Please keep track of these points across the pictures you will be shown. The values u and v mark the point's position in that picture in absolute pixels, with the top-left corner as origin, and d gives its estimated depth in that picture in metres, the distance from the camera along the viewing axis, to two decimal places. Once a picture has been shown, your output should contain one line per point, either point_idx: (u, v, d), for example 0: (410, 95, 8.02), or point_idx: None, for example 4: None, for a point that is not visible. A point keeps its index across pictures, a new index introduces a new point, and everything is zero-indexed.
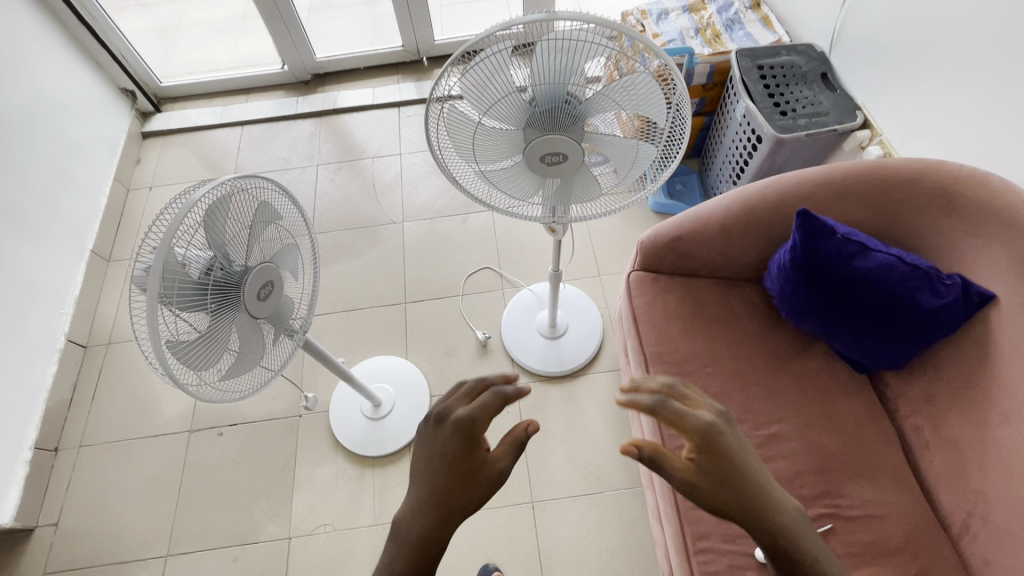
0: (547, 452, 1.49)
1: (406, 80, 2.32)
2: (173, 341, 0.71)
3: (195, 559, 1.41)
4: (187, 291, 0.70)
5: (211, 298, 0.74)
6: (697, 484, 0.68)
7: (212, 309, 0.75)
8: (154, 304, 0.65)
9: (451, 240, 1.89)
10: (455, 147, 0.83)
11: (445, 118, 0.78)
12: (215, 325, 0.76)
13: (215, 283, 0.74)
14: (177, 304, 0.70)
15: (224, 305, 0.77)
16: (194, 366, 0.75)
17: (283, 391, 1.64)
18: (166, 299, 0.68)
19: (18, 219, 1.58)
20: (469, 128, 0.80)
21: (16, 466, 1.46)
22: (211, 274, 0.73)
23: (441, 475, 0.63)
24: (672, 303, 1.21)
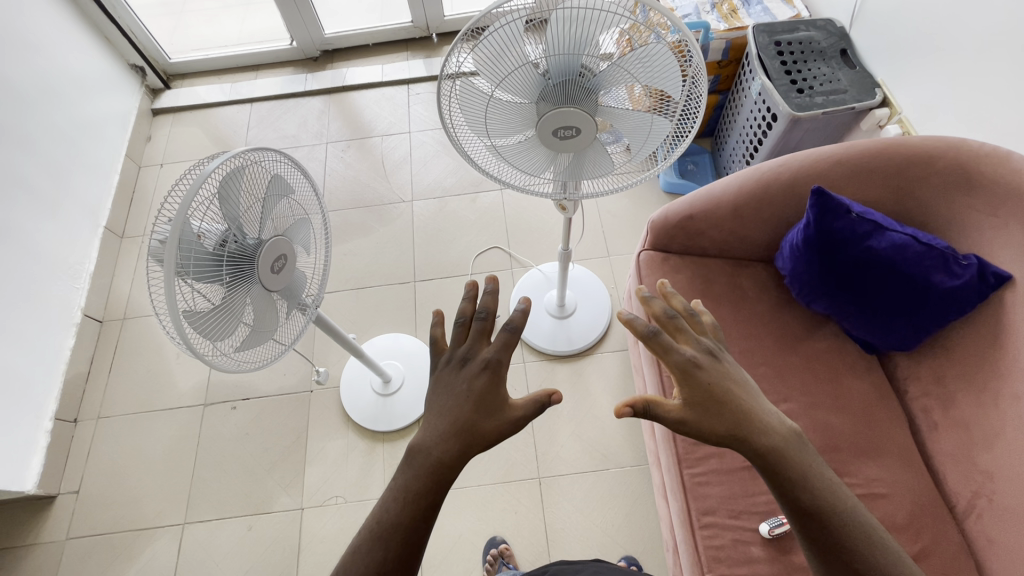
0: (555, 429, 1.51)
1: (415, 57, 2.29)
2: (190, 311, 0.73)
3: (211, 527, 1.45)
4: (203, 262, 0.71)
5: (226, 270, 0.75)
6: (687, 420, 0.67)
7: (227, 281, 0.76)
8: (172, 274, 0.66)
9: (460, 219, 1.89)
10: (467, 122, 0.82)
11: (458, 93, 0.77)
12: (231, 297, 0.77)
13: (230, 255, 0.75)
14: (195, 274, 0.71)
15: (239, 278, 0.78)
16: (212, 336, 0.77)
17: (294, 367, 1.67)
18: (182, 270, 0.69)
19: (33, 193, 1.59)
20: (481, 102, 0.79)
21: (38, 435, 1.50)
22: (225, 246, 0.74)
23: (450, 442, 0.63)
24: (683, 282, 1.21)
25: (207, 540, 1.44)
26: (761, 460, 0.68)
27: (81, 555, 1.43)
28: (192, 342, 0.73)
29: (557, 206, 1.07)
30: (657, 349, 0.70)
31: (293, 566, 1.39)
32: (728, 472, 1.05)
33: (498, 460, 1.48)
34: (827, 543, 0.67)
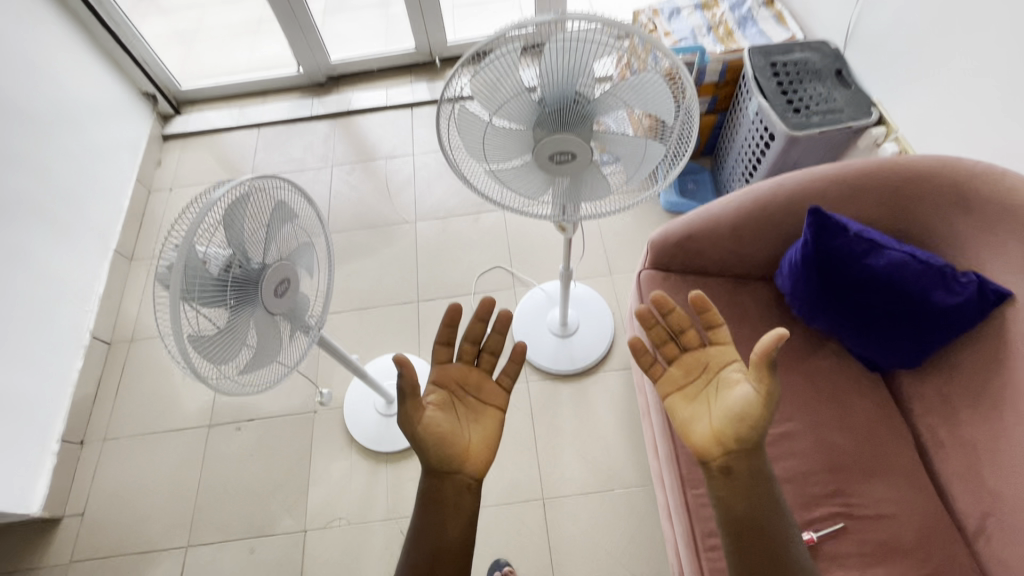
0: (559, 448, 1.50)
1: (419, 81, 2.35)
2: (196, 337, 0.73)
3: (214, 549, 1.45)
4: (208, 287, 0.73)
5: (231, 294, 0.76)
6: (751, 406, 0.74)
7: (232, 304, 0.77)
8: (177, 299, 0.68)
9: (462, 239, 1.91)
10: (465, 146, 0.83)
11: (459, 118, 0.79)
12: (234, 321, 0.78)
13: (235, 280, 0.76)
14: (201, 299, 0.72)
15: (243, 301, 0.79)
16: (215, 360, 0.77)
17: (297, 387, 1.67)
18: (188, 295, 0.70)
19: (46, 218, 1.64)
20: (479, 127, 0.80)
21: (44, 457, 1.52)
22: (230, 271, 0.75)
23: (423, 478, 0.76)
24: (683, 301, 1.21)
25: (209, 563, 1.43)
26: (749, 481, 0.72)
27: None
28: (195, 368, 0.73)
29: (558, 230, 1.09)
30: (771, 380, 0.72)
31: None
32: None
33: (501, 479, 1.46)
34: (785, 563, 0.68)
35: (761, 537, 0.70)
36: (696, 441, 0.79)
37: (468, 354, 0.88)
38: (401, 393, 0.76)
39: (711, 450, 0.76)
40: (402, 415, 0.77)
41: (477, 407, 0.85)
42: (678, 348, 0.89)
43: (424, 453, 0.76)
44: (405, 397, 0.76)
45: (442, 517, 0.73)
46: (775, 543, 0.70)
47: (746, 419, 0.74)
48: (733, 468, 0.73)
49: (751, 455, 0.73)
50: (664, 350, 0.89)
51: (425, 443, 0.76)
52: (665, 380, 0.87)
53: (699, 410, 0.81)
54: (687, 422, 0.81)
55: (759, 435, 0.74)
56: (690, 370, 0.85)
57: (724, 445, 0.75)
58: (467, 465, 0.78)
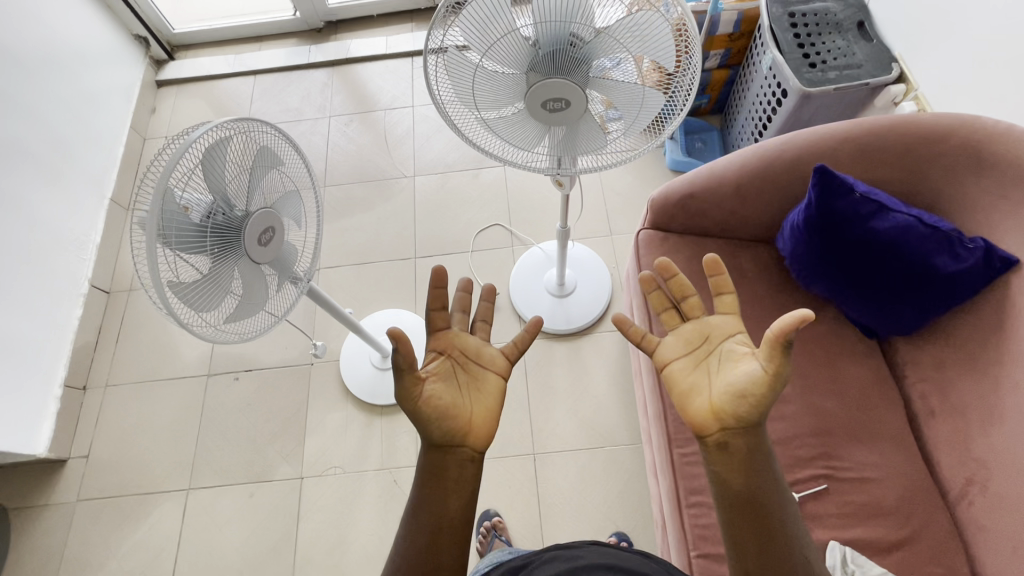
0: (551, 406, 1.52)
1: (420, 28, 2.25)
2: (176, 284, 0.73)
3: (215, 492, 1.50)
4: (188, 233, 0.71)
5: (211, 241, 0.75)
6: (755, 384, 0.72)
7: (213, 252, 0.76)
8: (153, 245, 0.67)
9: (461, 195, 1.87)
10: (454, 93, 0.79)
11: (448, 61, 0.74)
12: (215, 269, 0.77)
13: (216, 227, 0.75)
14: (180, 244, 0.71)
15: (225, 249, 0.78)
16: (197, 308, 0.77)
17: (295, 339, 1.68)
18: (166, 241, 0.69)
19: (39, 164, 1.61)
20: (468, 72, 0.76)
21: (48, 401, 1.55)
22: (211, 218, 0.73)
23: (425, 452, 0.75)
24: (680, 262, 1.19)
25: (210, 505, 1.48)
26: (749, 458, 0.71)
27: (92, 515, 1.49)
28: (174, 313, 0.73)
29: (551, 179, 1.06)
30: (782, 361, 0.70)
31: (292, 532, 1.43)
32: None
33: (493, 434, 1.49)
34: (781, 539, 0.68)
35: (759, 515, 0.69)
36: (692, 415, 0.76)
37: (464, 322, 0.86)
38: (397, 368, 0.74)
39: (710, 425, 0.74)
40: (400, 388, 0.75)
41: (479, 376, 0.82)
42: (678, 317, 0.86)
43: (422, 427, 0.75)
44: (401, 371, 0.74)
45: (444, 491, 0.72)
46: (772, 518, 0.69)
47: (749, 396, 0.72)
48: (730, 444, 0.72)
49: (750, 432, 0.72)
50: (664, 318, 0.86)
51: (425, 415, 0.75)
52: (664, 349, 0.84)
53: (699, 381, 0.78)
54: (686, 394, 0.78)
55: (760, 413, 0.72)
56: (690, 340, 0.82)
57: (723, 422, 0.73)
58: (470, 438, 0.76)
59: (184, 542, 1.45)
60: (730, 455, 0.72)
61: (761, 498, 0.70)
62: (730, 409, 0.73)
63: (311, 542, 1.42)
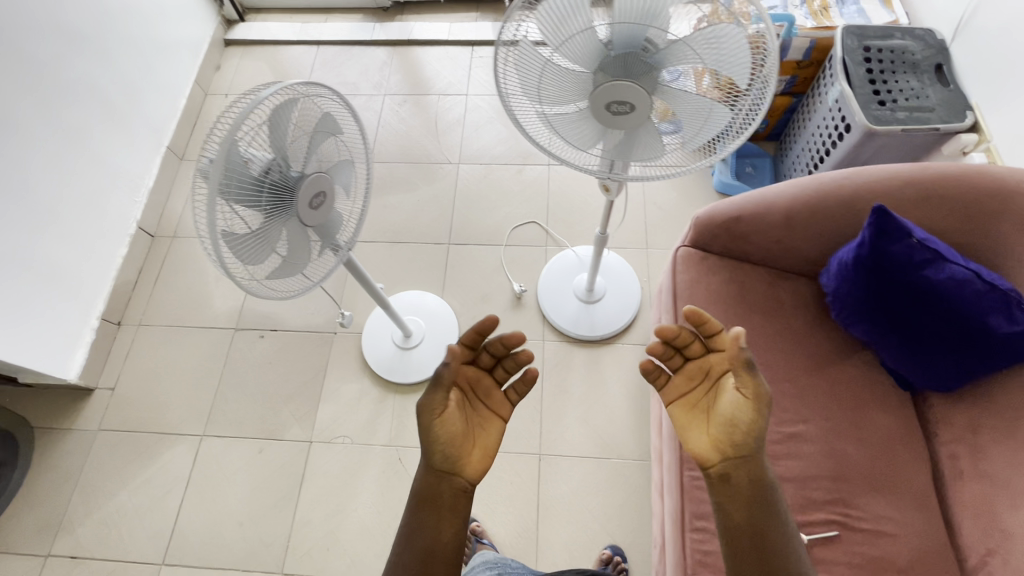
0: (563, 410, 1.51)
1: (484, 18, 2.26)
2: (231, 232, 0.75)
3: (227, 443, 1.54)
4: (247, 188, 0.73)
5: (267, 198, 0.77)
6: (746, 410, 0.73)
7: (268, 209, 0.78)
8: (215, 192, 0.69)
9: (502, 188, 1.88)
10: (521, 88, 0.79)
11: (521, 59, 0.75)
12: (269, 224, 0.79)
13: (274, 185, 0.77)
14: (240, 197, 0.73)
15: (279, 208, 0.80)
16: (245, 258, 0.79)
17: (322, 307, 1.72)
18: (227, 191, 0.71)
19: (104, 102, 1.68)
20: (537, 67, 0.76)
21: (84, 330, 1.62)
22: (271, 176, 0.76)
23: (424, 473, 0.76)
24: (716, 285, 1.18)
25: (220, 454, 1.52)
26: (753, 491, 0.71)
27: (109, 446, 1.55)
28: (224, 261, 0.75)
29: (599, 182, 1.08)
30: (755, 378, 0.73)
31: (294, 492, 1.46)
32: None
33: None
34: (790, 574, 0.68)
35: (767, 549, 0.69)
36: (694, 450, 0.77)
37: (485, 362, 0.85)
38: (437, 380, 0.77)
39: (710, 457, 0.74)
40: (419, 403, 0.77)
41: (483, 414, 0.83)
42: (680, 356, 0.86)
43: (427, 454, 0.76)
44: (438, 385, 0.77)
45: (438, 518, 0.73)
46: (777, 553, 0.68)
47: (738, 423, 0.73)
48: (731, 474, 0.72)
49: (749, 461, 0.72)
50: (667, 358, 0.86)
51: (428, 438, 0.76)
52: (668, 390, 0.83)
53: (698, 416, 0.79)
54: (686, 431, 0.78)
55: (754, 439, 0.72)
56: (693, 378, 0.82)
57: (723, 452, 0.73)
58: (467, 468, 0.77)
59: (191, 486, 1.49)
60: (733, 487, 0.72)
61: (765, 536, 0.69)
62: (726, 439, 0.74)
63: (310, 506, 1.45)
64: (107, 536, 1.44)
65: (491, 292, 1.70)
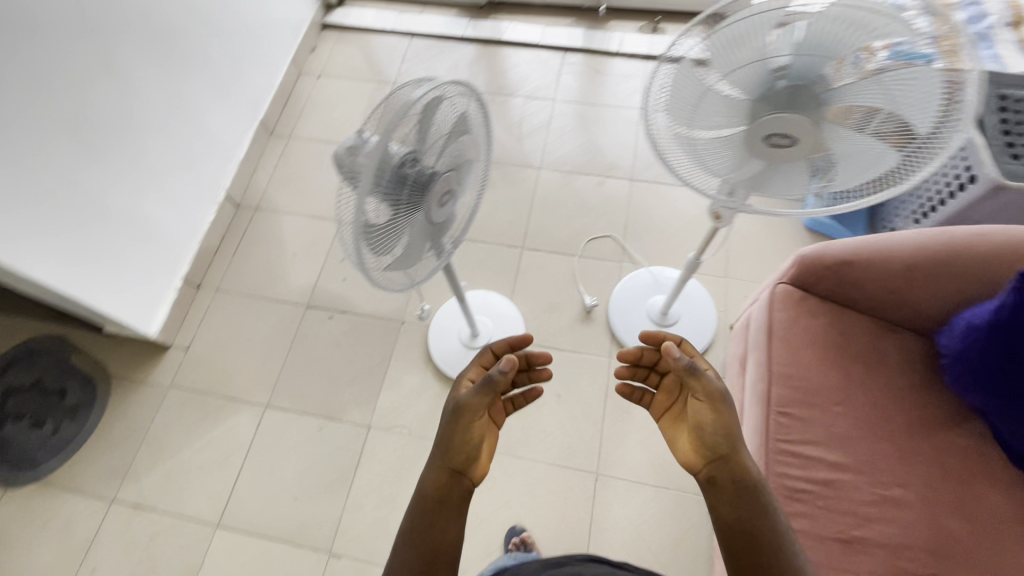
0: (625, 432, 1.48)
1: (578, 25, 2.25)
2: (374, 228, 0.75)
3: (289, 417, 1.57)
4: (392, 185, 0.73)
5: (406, 196, 0.76)
6: (703, 413, 0.86)
7: (405, 207, 0.77)
8: (368, 188, 0.68)
9: (581, 198, 1.86)
10: (671, 111, 0.77)
11: (680, 84, 0.74)
12: (404, 222, 0.79)
13: (413, 184, 0.76)
14: (385, 194, 0.73)
15: (413, 207, 0.79)
16: (378, 254, 0.79)
17: (392, 295, 1.74)
18: (377, 188, 0.70)
19: (212, 72, 1.74)
20: (695, 92, 0.73)
21: (167, 290, 1.68)
22: (413, 174, 0.75)
23: (436, 471, 0.81)
24: (816, 329, 1.14)
25: (282, 427, 1.56)
26: (734, 489, 0.80)
27: (179, 404, 1.61)
28: (364, 257, 0.75)
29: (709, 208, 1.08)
30: (694, 380, 0.87)
31: (349, 475, 1.48)
32: (816, 538, 0.98)
33: (560, 442, 1.49)
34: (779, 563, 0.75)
35: (756, 543, 0.76)
36: (681, 455, 0.90)
37: None
38: (489, 383, 0.86)
39: (693, 458, 0.87)
40: (459, 400, 0.86)
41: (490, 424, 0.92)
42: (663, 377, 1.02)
43: (452, 451, 0.82)
44: (489, 387, 0.86)
45: (444, 516, 0.77)
46: (766, 547, 0.76)
47: (701, 424, 0.86)
48: (716, 476, 0.82)
49: (723, 458, 0.83)
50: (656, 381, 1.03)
51: (461, 434, 0.83)
52: (657, 407, 0.99)
53: (681, 424, 0.92)
54: (674, 440, 0.92)
55: (717, 435, 0.84)
56: (671, 392, 0.97)
57: (699, 451, 0.86)
58: (474, 469, 0.83)
59: (251, 453, 1.53)
60: (717, 485, 0.82)
61: (755, 533, 0.77)
62: (697, 439, 0.86)
63: (364, 491, 1.46)
64: (168, 491, 1.50)
65: (561, 302, 1.69)
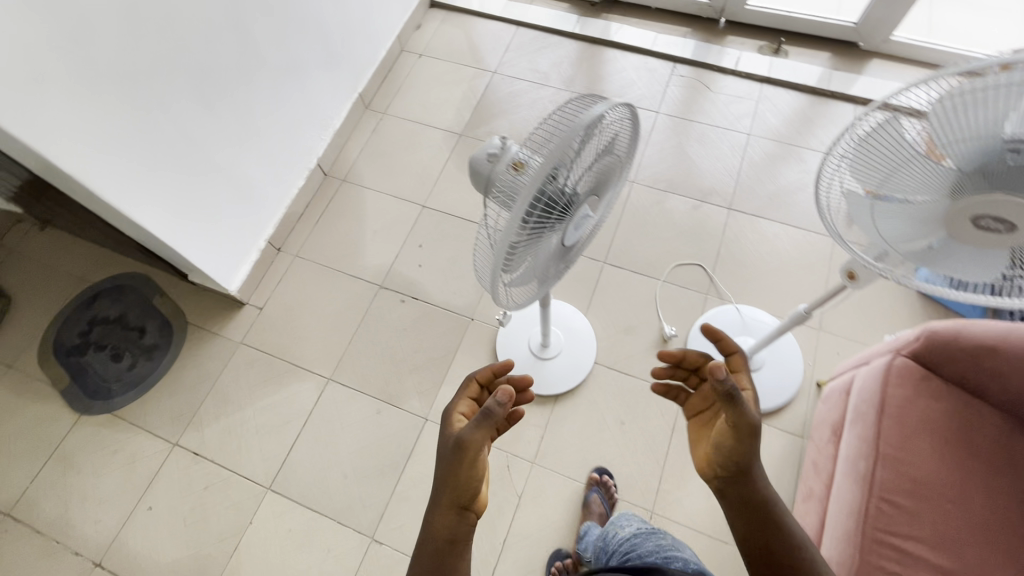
0: (687, 475, 1.42)
1: (694, 36, 2.14)
2: (515, 249, 0.72)
3: (350, 394, 1.58)
4: (545, 204, 0.70)
5: (554, 217, 0.73)
6: (727, 437, 0.78)
7: (549, 227, 0.74)
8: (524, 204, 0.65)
9: (674, 220, 1.78)
10: (859, 167, 0.72)
11: (874, 136, 0.69)
12: (544, 241, 0.76)
13: (564, 206, 0.73)
14: (535, 215, 0.70)
15: (555, 227, 0.76)
16: (510, 270, 0.77)
17: (465, 290, 1.71)
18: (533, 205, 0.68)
19: (324, 35, 1.74)
20: (894, 154, 0.68)
21: (251, 249, 1.71)
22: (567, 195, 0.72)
23: (440, 510, 0.76)
24: (937, 413, 1.03)
25: (342, 403, 1.57)
26: (746, 505, 0.77)
27: (247, 362, 1.64)
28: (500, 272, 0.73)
29: (842, 265, 1.00)
30: (730, 408, 0.75)
31: (401, 464, 1.48)
32: None
33: (618, 471, 1.44)
34: None
35: (769, 561, 0.75)
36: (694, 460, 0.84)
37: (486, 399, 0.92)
38: (486, 418, 0.77)
39: (705, 470, 0.81)
40: (460, 436, 0.77)
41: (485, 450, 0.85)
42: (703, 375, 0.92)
43: (455, 488, 0.76)
44: (481, 425, 0.77)
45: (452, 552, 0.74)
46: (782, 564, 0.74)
47: (721, 445, 0.78)
48: (726, 491, 0.79)
49: (739, 480, 0.77)
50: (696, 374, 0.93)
51: (465, 473, 0.76)
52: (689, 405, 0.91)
53: (704, 436, 0.85)
54: (693, 444, 0.86)
55: (737, 461, 0.77)
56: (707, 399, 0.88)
57: (711, 467, 0.80)
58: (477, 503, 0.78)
59: (309, 423, 1.55)
60: (728, 500, 0.78)
61: (769, 550, 0.75)
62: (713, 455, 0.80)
63: (413, 483, 1.45)
64: (227, 445, 1.53)
65: (637, 325, 1.62)
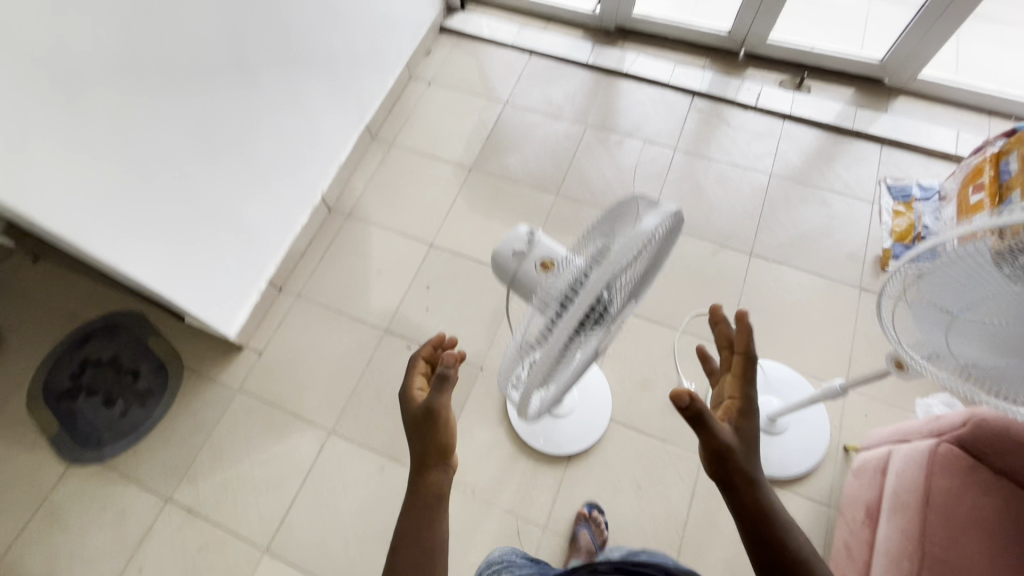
0: (708, 545, 1.34)
1: (712, 69, 2.07)
2: (558, 359, 0.68)
3: (352, 448, 1.50)
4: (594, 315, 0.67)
5: (599, 325, 0.70)
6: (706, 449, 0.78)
7: (593, 334, 0.71)
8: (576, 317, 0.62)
9: (693, 265, 1.71)
10: (940, 276, 0.68)
11: (964, 258, 0.64)
12: (584, 347, 0.72)
13: (610, 314, 0.70)
14: (583, 326, 0.66)
15: (597, 334, 0.73)
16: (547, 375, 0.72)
17: (474, 337, 1.64)
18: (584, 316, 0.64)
19: (331, 67, 1.67)
20: (981, 273, 0.64)
21: (251, 291, 1.64)
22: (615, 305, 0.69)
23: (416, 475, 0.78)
24: (989, 510, 0.94)
25: (344, 458, 1.49)
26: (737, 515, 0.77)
27: (244, 412, 1.57)
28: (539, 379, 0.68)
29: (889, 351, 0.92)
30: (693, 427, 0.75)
31: None
32: None
33: (634, 540, 1.36)
34: None
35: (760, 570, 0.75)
36: None
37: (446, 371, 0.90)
38: (439, 381, 0.78)
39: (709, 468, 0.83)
40: (427, 403, 0.79)
41: None
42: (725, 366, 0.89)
43: (428, 450, 0.78)
44: (438, 389, 0.78)
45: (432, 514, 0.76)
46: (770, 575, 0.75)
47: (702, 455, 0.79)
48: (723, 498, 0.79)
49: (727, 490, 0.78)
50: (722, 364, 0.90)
51: (438, 432, 0.78)
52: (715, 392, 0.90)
53: None
54: None
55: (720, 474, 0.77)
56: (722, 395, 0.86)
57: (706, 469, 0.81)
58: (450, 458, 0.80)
59: (309, 479, 1.47)
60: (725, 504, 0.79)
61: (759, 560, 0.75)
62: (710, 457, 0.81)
63: None
64: (222, 502, 1.46)
65: (654, 380, 1.54)
